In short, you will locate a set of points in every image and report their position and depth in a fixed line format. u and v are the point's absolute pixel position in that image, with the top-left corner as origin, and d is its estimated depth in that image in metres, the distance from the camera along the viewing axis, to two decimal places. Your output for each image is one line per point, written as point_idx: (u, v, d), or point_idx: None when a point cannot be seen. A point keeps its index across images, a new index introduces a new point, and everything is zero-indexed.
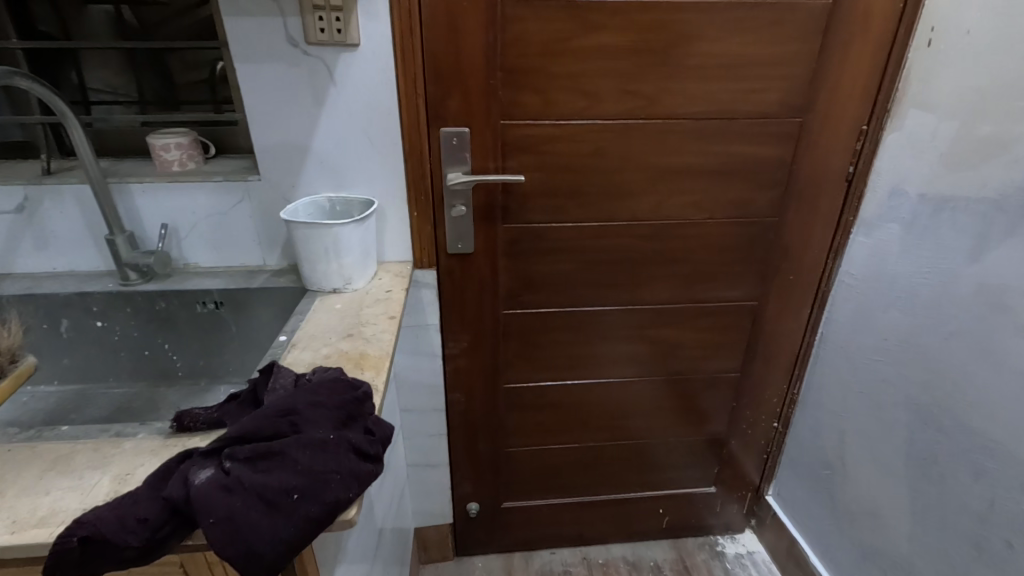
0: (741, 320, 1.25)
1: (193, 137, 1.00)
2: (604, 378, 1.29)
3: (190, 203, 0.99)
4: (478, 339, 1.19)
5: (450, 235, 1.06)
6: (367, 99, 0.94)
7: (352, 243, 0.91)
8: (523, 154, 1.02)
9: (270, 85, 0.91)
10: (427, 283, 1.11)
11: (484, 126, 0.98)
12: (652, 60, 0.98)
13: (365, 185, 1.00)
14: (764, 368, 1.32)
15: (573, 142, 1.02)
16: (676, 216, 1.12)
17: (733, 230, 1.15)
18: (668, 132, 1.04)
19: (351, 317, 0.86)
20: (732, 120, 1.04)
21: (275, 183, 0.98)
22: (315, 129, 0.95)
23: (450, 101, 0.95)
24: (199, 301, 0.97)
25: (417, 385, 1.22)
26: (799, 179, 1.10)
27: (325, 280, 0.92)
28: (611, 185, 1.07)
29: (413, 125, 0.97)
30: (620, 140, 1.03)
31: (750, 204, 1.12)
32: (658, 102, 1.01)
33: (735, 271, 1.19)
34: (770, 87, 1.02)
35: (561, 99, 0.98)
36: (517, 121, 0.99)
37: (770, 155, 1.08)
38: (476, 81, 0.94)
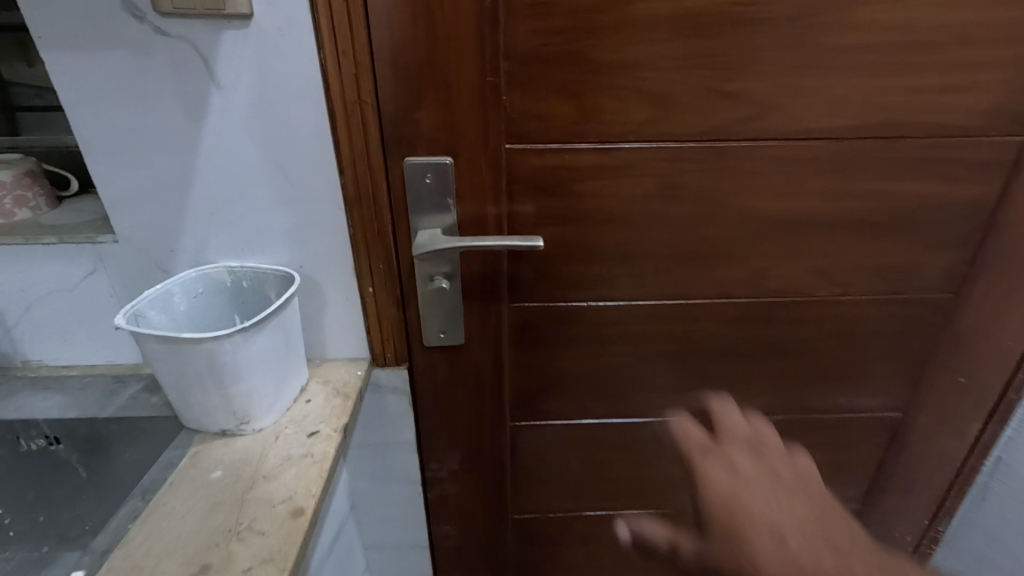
0: (872, 434, 0.83)
1: (20, 169, 0.64)
2: (660, 509, 0.88)
3: (13, 277, 0.62)
4: (476, 460, 0.80)
5: (427, 321, 0.67)
6: (274, 110, 0.55)
7: (243, 362, 0.53)
8: (544, 199, 0.62)
9: (106, 90, 0.53)
10: (393, 387, 0.72)
11: (477, 152, 0.58)
12: (774, 38, 0.55)
13: (287, 248, 0.61)
14: (904, 504, 0.88)
15: (627, 178, 0.61)
16: (789, 293, 0.70)
17: (878, 311, 0.72)
18: (791, 160, 0.61)
19: (226, 509, 0.48)
20: (902, 140, 0.61)
21: (140, 246, 0.61)
22: (193, 161, 0.57)
23: (419, 114, 0.56)
24: (23, 435, 0.61)
25: (388, 519, 0.84)
26: (1002, 236, 0.67)
27: (206, 418, 0.55)
28: (687, 244, 0.66)
29: (360, 152, 0.57)
30: (708, 173, 0.62)
31: (910, 274, 0.69)
32: (778, 110, 0.59)
33: (874, 369, 0.77)
34: (978, 84, 0.58)
35: (610, 107, 0.58)
36: (533, 146, 0.60)
37: (958, 197, 0.65)
38: (462, 79, 0.54)
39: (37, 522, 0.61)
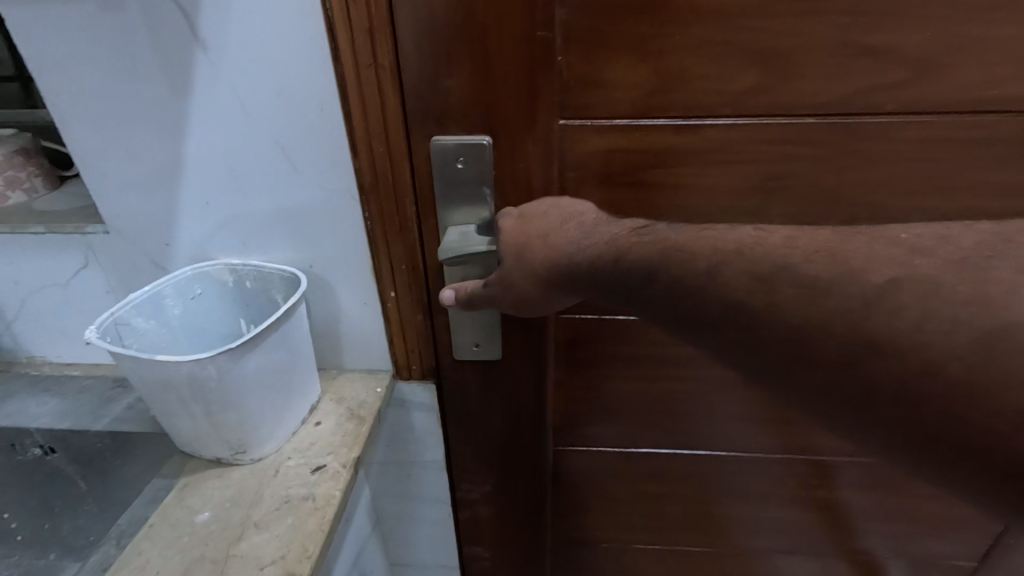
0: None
1: (10, 146, 0.57)
2: (726, 549, 0.76)
3: (7, 271, 0.57)
4: (513, 488, 0.70)
5: (458, 332, 0.56)
6: (273, 77, 0.44)
7: (231, 386, 0.44)
8: (605, 192, 0.49)
9: (77, 54, 0.44)
10: (419, 402, 0.63)
11: (522, 130, 0.46)
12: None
13: (294, 245, 0.52)
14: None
15: (715, 165, 0.47)
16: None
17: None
18: (946, 142, 0.45)
19: (205, 570, 0.40)
20: None
21: (132, 239, 0.53)
22: (183, 141, 0.47)
23: (449, 82, 0.44)
24: (17, 444, 0.56)
25: (413, 539, 0.77)
26: None
27: (198, 444, 0.47)
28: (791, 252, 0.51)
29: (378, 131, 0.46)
30: (828, 160, 0.47)
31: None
32: (937, 73, 0.43)
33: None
34: None
35: (698, 70, 0.44)
36: (594, 124, 0.47)
37: None
38: (504, 33, 0.42)
39: None
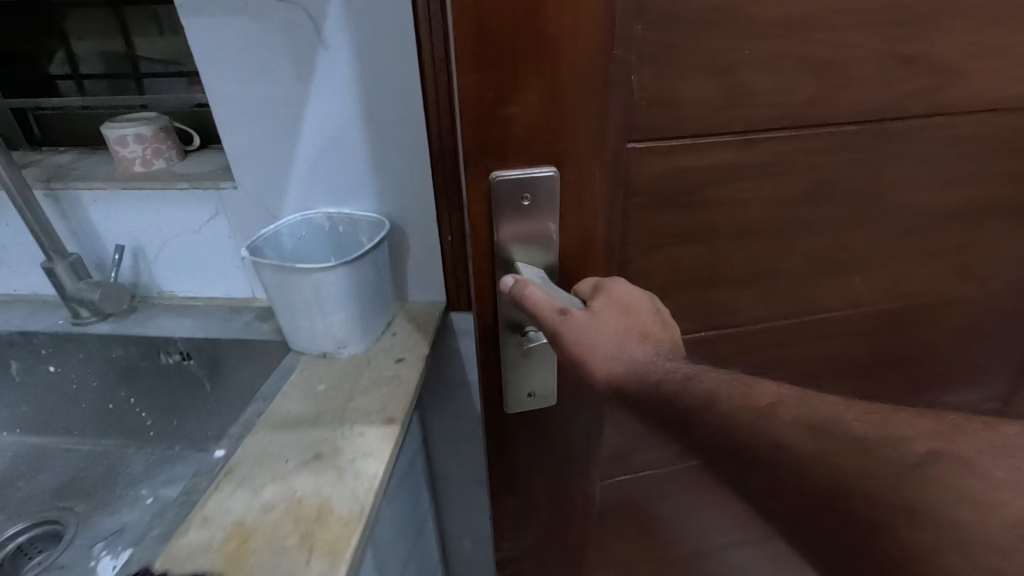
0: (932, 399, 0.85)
1: (157, 125, 0.73)
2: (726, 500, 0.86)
3: (155, 218, 0.73)
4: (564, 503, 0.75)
5: (516, 362, 0.62)
6: (373, 70, 0.61)
7: (344, 293, 0.60)
8: (665, 210, 0.59)
9: (230, 52, 0.61)
10: (465, 330, 0.78)
11: (577, 155, 0.53)
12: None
13: (378, 198, 0.69)
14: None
15: (761, 172, 0.59)
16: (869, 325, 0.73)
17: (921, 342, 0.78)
18: (923, 143, 0.61)
19: (331, 415, 0.56)
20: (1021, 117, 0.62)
21: (255, 193, 0.69)
22: (302, 118, 0.64)
23: (511, 109, 0.49)
24: (161, 351, 0.73)
25: (454, 454, 0.93)
26: None
27: (309, 341, 0.64)
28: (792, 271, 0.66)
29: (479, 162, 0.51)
30: (822, 154, 0.60)
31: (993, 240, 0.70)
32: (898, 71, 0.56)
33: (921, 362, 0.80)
34: None
35: (748, 79, 0.53)
36: (658, 146, 0.55)
37: None
38: (577, 58, 0.48)
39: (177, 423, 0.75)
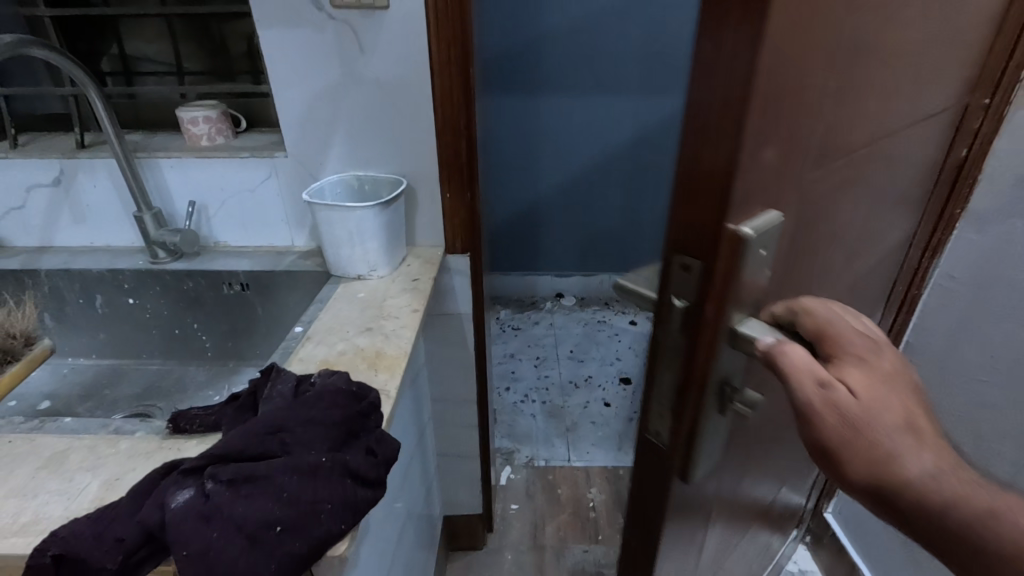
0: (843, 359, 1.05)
1: (220, 109, 0.96)
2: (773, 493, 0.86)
3: (218, 181, 0.95)
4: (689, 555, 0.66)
5: (706, 440, 0.50)
6: (396, 68, 0.85)
7: (376, 228, 0.84)
8: (805, 232, 0.49)
9: (290, 54, 0.84)
10: (460, 269, 1.02)
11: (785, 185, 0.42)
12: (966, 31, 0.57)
13: (397, 165, 0.92)
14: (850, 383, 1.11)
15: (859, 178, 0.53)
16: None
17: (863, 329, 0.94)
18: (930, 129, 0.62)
19: (373, 308, 0.79)
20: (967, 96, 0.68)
21: (301, 160, 0.92)
22: (341, 103, 0.88)
23: (764, 150, 0.37)
24: (225, 282, 0.94)
25: (449, 374, 1.17)
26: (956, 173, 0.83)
27: (349, 266, 0.87)
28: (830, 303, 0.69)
29: (711, 197, 0.38)
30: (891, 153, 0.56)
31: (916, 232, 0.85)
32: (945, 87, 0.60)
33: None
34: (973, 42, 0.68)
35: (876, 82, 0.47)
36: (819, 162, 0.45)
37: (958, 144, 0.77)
38: (814, 66, 0.37)
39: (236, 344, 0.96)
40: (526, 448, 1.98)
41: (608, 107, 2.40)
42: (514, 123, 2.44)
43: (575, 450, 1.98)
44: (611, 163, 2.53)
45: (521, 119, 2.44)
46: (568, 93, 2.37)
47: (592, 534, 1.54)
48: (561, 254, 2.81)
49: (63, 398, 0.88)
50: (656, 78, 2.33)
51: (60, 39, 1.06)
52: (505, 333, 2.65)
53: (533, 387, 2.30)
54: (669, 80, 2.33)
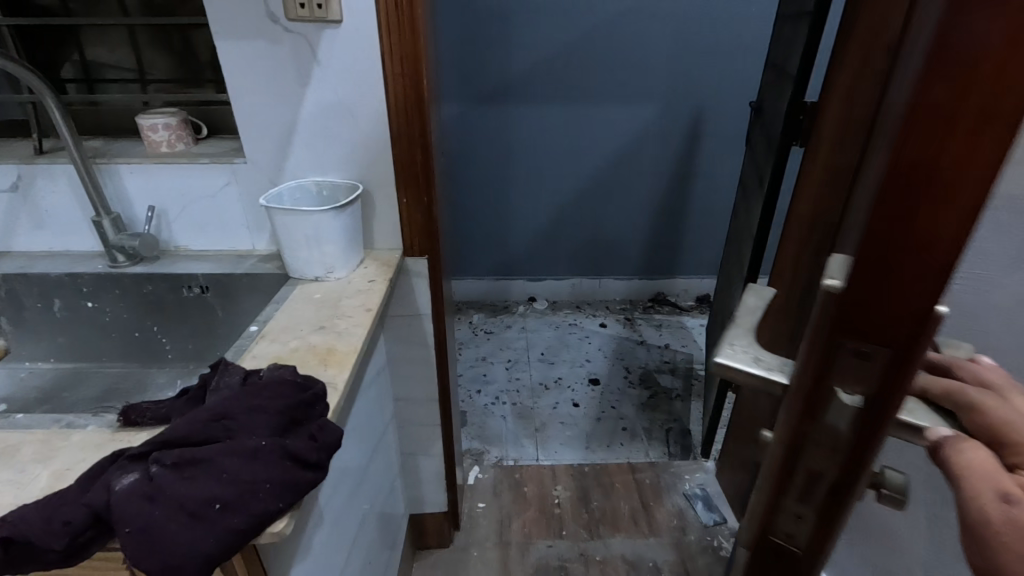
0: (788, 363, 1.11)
1: (181, 117, 0.98)
2: None
3: (178, 186, 0.97)
4: None
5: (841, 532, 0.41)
6: (350, 78, 0.89)
7: (333, 230, 0.87)
8: None
9: (249, 65, 0.88)
10: (418, 271, 1.06)
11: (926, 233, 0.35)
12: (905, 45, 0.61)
13: (355, 171, 0.96)
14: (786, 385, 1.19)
15: None
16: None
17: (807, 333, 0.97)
18: None
19: (328, 307, 0.83)
20: None
21: (260, 166, 0.95)
22: (300, 111, 0.91)
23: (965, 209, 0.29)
24: (184, 285, 0.96)
25: (410, 374, 1.21)
26: None
27: (306, 268, 0.90)
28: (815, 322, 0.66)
29: (942, 243, 0.28)
30: None
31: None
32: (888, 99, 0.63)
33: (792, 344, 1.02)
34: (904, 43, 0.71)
35: None
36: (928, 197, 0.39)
37: None
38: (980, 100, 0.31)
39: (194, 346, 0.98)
40: (496, 449, 2.02)
41: (575, 116, 2.47)
42: (484, 131, 2.49)
43: (543, 450, 2.02)
44: (579, 170, 2.60)
45: (490, 127, 2.49)
46: (536, 102, 2.43)
47: (557, 530, 1.58)
48: (532, 259, 2.86)
49: (19, 399, 0.89)
50: (621, 88, 2.40)
51: (20, 48, 1.07)
52: (477, 337, 2.69)
53: (503, 390, 2.34)
54: (633, 90, 2.41)
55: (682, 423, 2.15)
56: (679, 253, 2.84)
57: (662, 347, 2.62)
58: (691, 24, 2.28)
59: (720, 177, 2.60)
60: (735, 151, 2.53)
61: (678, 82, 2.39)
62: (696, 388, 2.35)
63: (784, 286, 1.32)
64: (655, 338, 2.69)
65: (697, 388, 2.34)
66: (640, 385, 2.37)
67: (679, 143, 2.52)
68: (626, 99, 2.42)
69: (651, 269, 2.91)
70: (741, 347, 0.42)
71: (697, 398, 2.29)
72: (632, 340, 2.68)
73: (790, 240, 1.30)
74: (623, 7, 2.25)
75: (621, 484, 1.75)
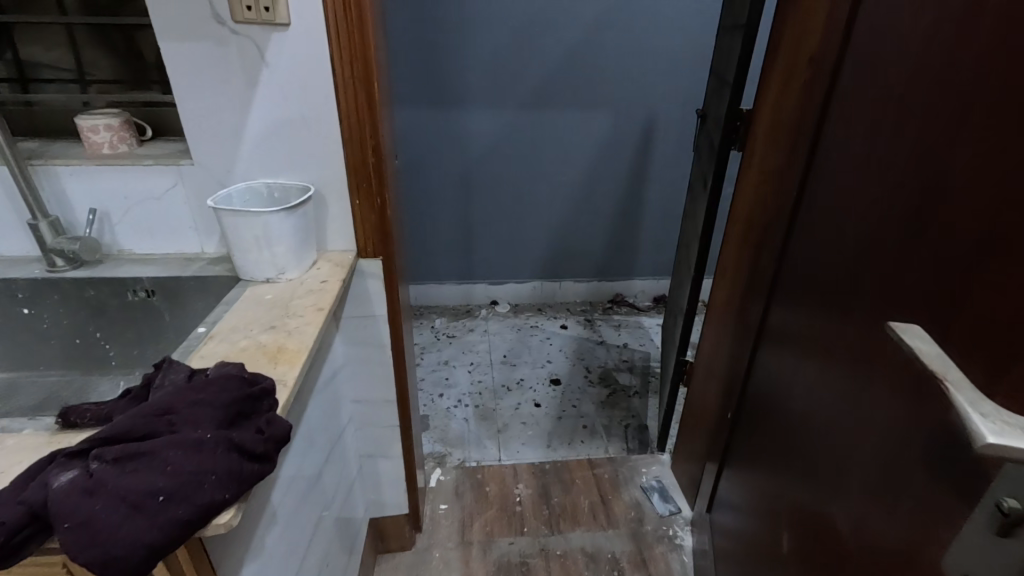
0: (745, 359, 1.15)
1: (124, 118, 0.97)
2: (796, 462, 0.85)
3: (122, 189, 0.95)
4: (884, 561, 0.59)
5: None
6: (299, 81, 0.90)
7: (284, 232, 0.87)
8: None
9: (195, 67, 0.87)
10: (372, 273, 1.08)
11: None
12: (889, 66, 0.68)
13: (307, 173, 0.97)
14: (734, 379, 1.25)
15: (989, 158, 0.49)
16: (804, 350, 0.86)
17: (771, 328, 1.01)
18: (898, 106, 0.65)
19: (279, 307, 0.83)
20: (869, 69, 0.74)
21: (208, 168, 0.95)
22: (248, 113, 0.91)
23: None
24: (130, 289, 0.94)
25: (367, 376, 1.21)
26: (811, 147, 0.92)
27: (257, 269, 0.90)
28: (866, 329, 0.67)
29: None
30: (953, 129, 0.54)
31: (793, 237, 0.95)
32: (878, 115, 0.69)
33: (763, 343, 1.05)
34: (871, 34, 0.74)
35: None
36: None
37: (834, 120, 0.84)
38: None
39: (132, 357, 0.93)
40: (458, 451, 2.03)
41: (533, 122, 2.52)
42: (443, 136, 2.51)
43: (505, 450, 2.04)
44: (538, 175, 2.65)
45: (449, 132, 2.51)
46: (494, 107, 2.47)
47: (518, 527, 1.61)
48: (494, 262, 2.89)
49: None
50: (577, 95, 2.47)
51: None
52: (439, 341, 2.69)
53: (466, 393, 2.35)
54: (588, 97, 2.48)
55: (639, 419, 2.22)
56: (635, 255, 2.94)
57: (621, 347, 2.70)
58: (642, 34, 2.36)
59: (672, 181, 2.71)
60: (685, 157, 2.65)
61: (631, 90, 2.48)
62: (653, 384, 2.43)
63: (727, 283, 1.39)
64: (614, 337, 2.77)
65: (654, 385, 2.42)
66: (600, 384, 2.43)
67: (633, 149, 2.61)
68: (582, 105, 2.50)
69: (609, 271, 2.98)
70: (998, 418, 0.40)
71: (653, 394, 2.37)
72: (592, 340, 2.75)
73: (731, 239, 1.37)
74: (577, 17, 2.32)
75: (580, 479, 1.79)
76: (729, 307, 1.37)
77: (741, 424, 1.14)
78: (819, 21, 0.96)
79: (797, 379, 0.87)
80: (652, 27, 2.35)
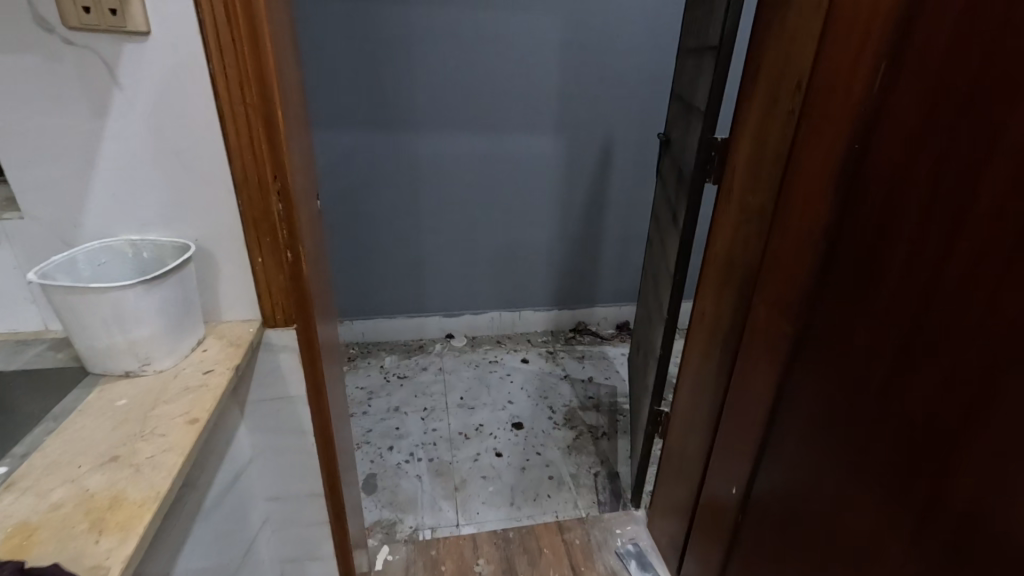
0: (757, 425, 1.00)
1: None
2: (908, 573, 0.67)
3: None
4: None
5: None
6: (168, 106, 0.67)
7: (145, 311, 0.64)
8: None
9: (14, 89, 0.64)
10: (284, 345, 0.85)
11: None
12: (1015, 99, 0.52)
13: (185, 226, 0.74)
14: (731, 445, 1.10)
15: None
16: (897, 443, 0.68)
17: (805, 397, 0.85)
18: None
19: (133, 421, 0.60)
20: (962, 90, 0.58)
21: (40, 222, 0.70)
22: (98, 150, 0.68)
23: None
24: None
25: (284, 469, 0.97)
26: (842, 182, 0.77)
27: (110, 361, 0.66)
28: None
29: None
30: None
31: (831, 286, 0.79)
32: (1008, 161, 0.53)
33: (794, 417, 0.88)
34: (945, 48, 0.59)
35: None
36: None
37: (887, 151, 0.68)
38: None
39: None
40: (411, 517, 1.79)
41: (486, 143, 2.35)
42: (388, 160, 2.30)
43: (464, 512, 1.82)
44: (492, 200, 2.47)
45: (395, 155, 2.30)
46: (444, 130, 2.29)
47: None
48: (448, 294, 2.68)
49: None
50: (531, 117, 2.33)
51: None
52: (390, 384, 2.44)
53: (419, 444, 2.11)
54: (544, 118, 2.34)
55: (610, 465, 2.05)
56: (597, 283, 2.80)
57: (586, 381, 2.53)
58: (596, 53, 2.25)
59: (632, 205, 2.59)
60: (644, 180, 2.54)
61: (588, 113, 2.36)
62: (621, 423, 2.27)
63: (705, 328, 1.25)
64: (578, 370, 2.60)
65: (623, 424, 2.25)
66: (566, 426, 2.25)
67: (591, 173, 2.49)
68: (537, 128, 2.35)
69: (571, 299, 2.83)
70: None
71: (623, 435, 2.21)
72: (555, 375, 2.57)
73: (709, 280, 1.23)
74: (528, 36, 2.18)
75: (549, 548, 1.58)
76: (710, 356, 1.22)
77: (763, 501, 0.98)
78: (811, 41, 0.83)
79: (893, 483, 0.68)
80: (606, 47, 2.25)
